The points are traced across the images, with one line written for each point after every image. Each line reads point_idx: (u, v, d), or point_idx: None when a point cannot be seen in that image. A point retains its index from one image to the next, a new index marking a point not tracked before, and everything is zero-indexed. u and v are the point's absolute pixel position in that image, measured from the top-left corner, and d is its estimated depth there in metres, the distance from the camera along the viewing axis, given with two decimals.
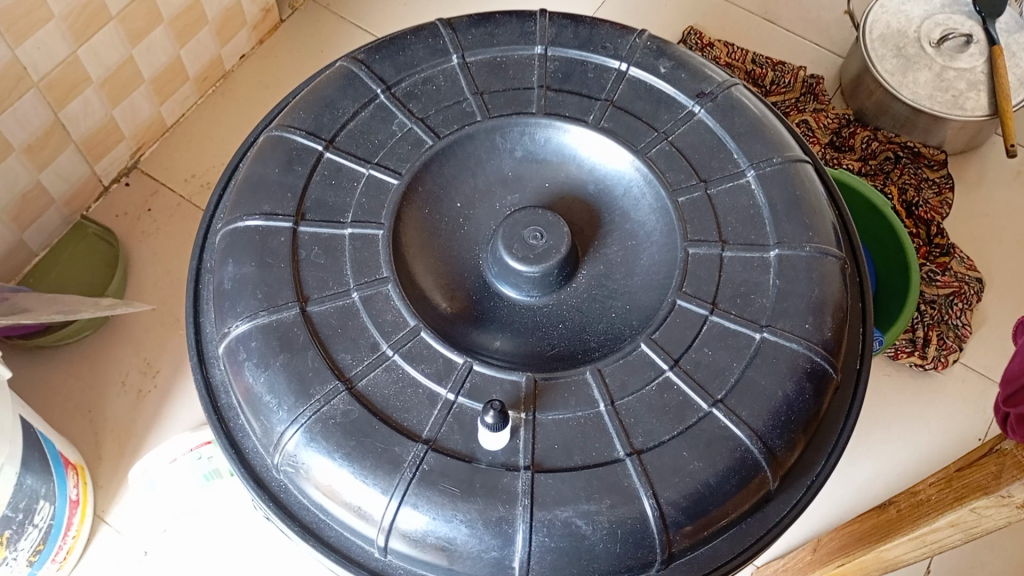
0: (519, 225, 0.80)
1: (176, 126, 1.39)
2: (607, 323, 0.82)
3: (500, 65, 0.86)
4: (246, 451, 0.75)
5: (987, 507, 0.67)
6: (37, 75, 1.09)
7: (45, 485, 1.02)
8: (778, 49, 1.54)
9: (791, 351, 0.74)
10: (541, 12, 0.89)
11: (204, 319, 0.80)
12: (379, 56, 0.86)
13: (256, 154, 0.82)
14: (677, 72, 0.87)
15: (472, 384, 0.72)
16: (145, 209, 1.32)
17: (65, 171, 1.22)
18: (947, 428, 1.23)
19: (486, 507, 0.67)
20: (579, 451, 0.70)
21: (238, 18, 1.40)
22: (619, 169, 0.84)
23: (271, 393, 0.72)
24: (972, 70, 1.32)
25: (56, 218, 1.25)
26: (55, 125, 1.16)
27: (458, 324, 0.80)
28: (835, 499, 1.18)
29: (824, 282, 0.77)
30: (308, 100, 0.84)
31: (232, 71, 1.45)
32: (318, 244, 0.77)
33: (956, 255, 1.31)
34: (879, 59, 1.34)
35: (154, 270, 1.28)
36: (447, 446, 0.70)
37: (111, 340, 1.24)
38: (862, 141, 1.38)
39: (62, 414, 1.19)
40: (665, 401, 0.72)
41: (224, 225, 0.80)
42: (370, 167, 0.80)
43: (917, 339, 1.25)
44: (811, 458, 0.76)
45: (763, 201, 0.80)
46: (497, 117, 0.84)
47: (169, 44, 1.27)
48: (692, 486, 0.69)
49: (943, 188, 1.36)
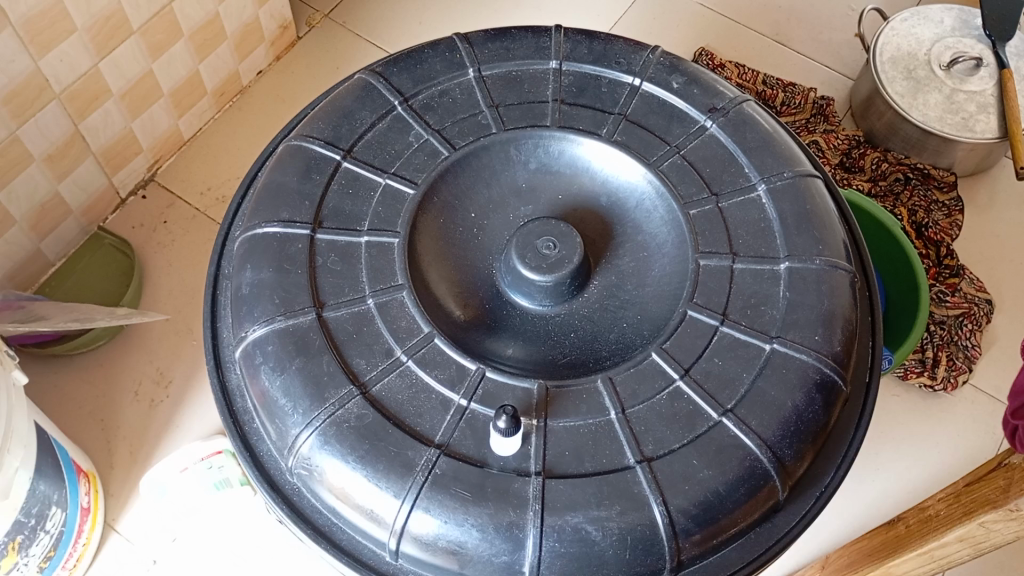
0: (533, 235, 0.81)
1: (193, 139, 1.41)
2: (619, 333, 0.83)
3: (515, 79, 0.88)
4: (261, 454, 0.76)
5: (995, 521, 0.67)
6: (59, 87, 1.11)
7: (58, 491, 1.03)
8: (789, 70, 1.55)
9: (801, 362, 0.75)
10: (556, 28, 0.91)
11: (221, 325, 0.81)
12: (397, 69, 0.88)
13: (275, 163, 0.84)
14: (690, 88, 0.88)
15: (485, 390, 0.73)
16: (161, 220, 1.34)
17: (84, 182, 1.24)
18: (956, 448, 1.23)
19: (497, 512, 0.68)
20: (590, 458, 0.70)
21: (257, 35, 1.42)
22: (632, 181, 0.86)
23: (287, 396, 0.73)
24: (982, 93, 1.33)
25: (73, 228, 1.27)
26: (75, 135, 1.18)
27: (471, 331, 0.81)
28: (844, 517, 1.18)
29: (834, 294, 0.78)
30: (327, 111, 0.86)
31: (249, 86, 1.47)
32: (334, 251, 0.78)
33: (966, 276, 1.31)
34: (889, 81, 1.36)
35: (169, 280, 1.30)
36: (459, 450, 0.71)
37: (125, 349, 1.25)
38: (872, 162, 1.39)
39: (75, 421, 1.20)
40: (676, 410, 0.73)
41: (243, 232, 0.81)
42: (386, 177, 0.82)
43: (927, 359, 1.25)
44: (820, 469, 0.76)
45: (774, 214, 0.81)
46: (512, 130, 0.85)
47: (188, 58, 1.30)
48: (702, 494, 0.70)
49: (953, 210, 1.36)
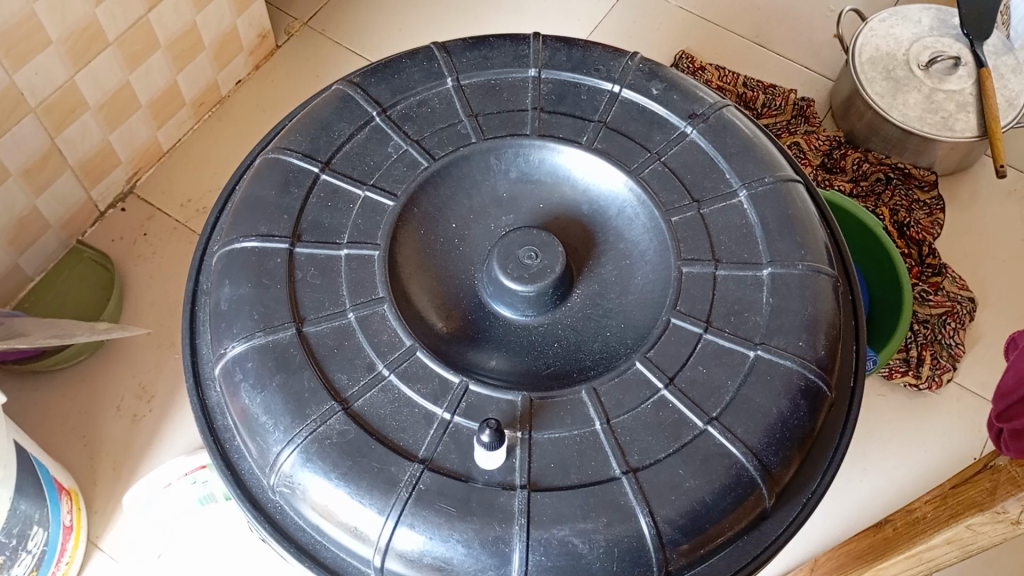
0: (515, 245, 0.80)
1: (173, 150, 1.40)
2: (602, 342, 0.82)
3: (494, 88, 0.87)
4: (243, 473, 0.75)
5: (982, 524, 0.67)
6: (35, 100, 1.10)
7: (40, 510, 1.01)
8: (770, 72, 1.56)
9: (785, 368, 0.75)
10: (534, 36, 0.90)
11: (200, 340, 0.80)
12: (375, 79, 0.87)
13: (253, 176, 0.83)
14: (669, 94, 0.88)
15: (468, 403, 0.72)
16: (141, 233, 1.33)
17: (62, 195, 1.23)
18: (943, 447, 1.23)
19: (483, 527, 0.67)
20: (576, 469, 0.70)
21: (235, 44, 1.41)
22: (613, 189, 0.85)
23: (268, 413, 0.72)
24: (961, 92, 1.33)
25: (52, 242, 1.26)
26: (53, 149, 1.16)
27: (454, 344, 0.80)
28: (833, 519, 1.18)
29: (817, 299, 0.78)
30: (305, 123, 0.85)
31: (228, 96, 1.46)
32: (314, 265, 0.77)
33: (948, 275, 1.32)
34: (869, 81, 1.36)
35: (150, 293, 1.28)
36: (443, 465, 0.70)
37: (107, 364, 1.23)
38: (853, 163, 1.39)
39: (58, 436, 1.19)
40: (660, 419, 0.72)
41: (221, 247, 0.80)
42: (366, 189, 0.81)
43: (911, 359, 1.26)
44: (807, 475, 0.76)
45: (756, 220, 0.81)
46: (491, 139, 0.84)
47: (166, 68, 1.29)
48: (689, 505, 0.69)
49: (935, 209, 1.37)
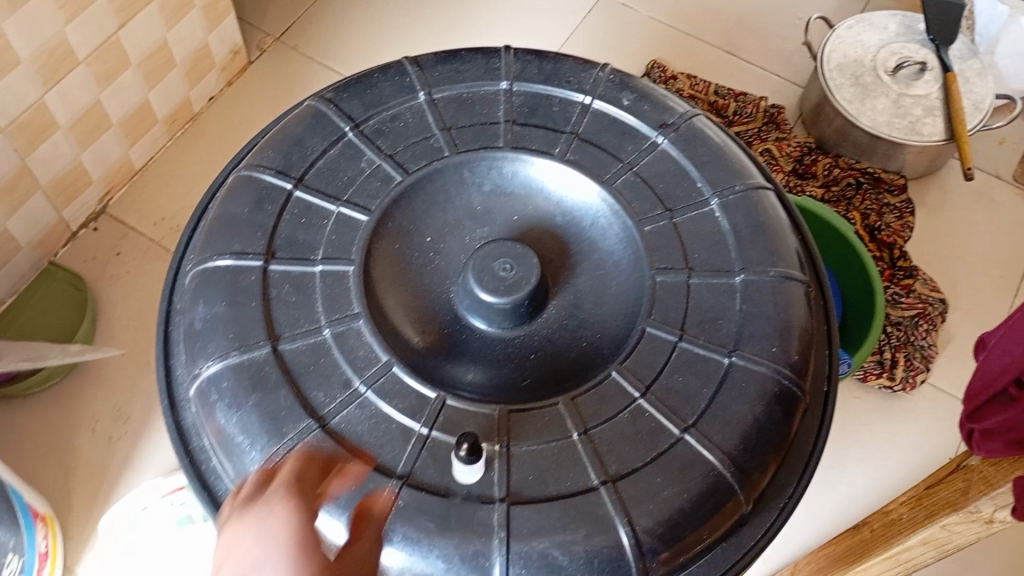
0: (490, 257, 0.81)
1: (146, 168, 1.39)
2: (578, 352, 0.82)
3: (466, 101, 0.87)
4: (219, 494, 0.75)
5: (957, 523, 0.68)
6: (5, 120, 1.09)
7: (14, 537, 0.99)
8: (740, 79, 1.57)
9: (760, 375, 0.75)
10: (505, 49, 0.91)
11: (174, 361, 0.80)
12: (347, 95, 0.87)
13: (226, 194, 0.83)
14: (640, 104, 0.88)
15: (446, 418, 0.72)
16: (114, 252, 1.31)
17: (34, 216, 1.22)
18: (919, 448, 1.25)
19: (463, 541, 0.67)
20: (554, 481, 0.70)
21: (207, 61, 1.41)
22: (587, 200, 0.86)
23: (244, 433, 0.71)
24: (928, 96, 1.35)
25: (23, 263, 1.24)
26: (24, 169, 1.15)
27: (430, 358, 0.80)
28: (813, 522, 1.19)
29: (790, 305, 0.79)
30: (278, 139, 0.85)
31: (200, 113, 1.45)
32: (288, 281, 0.77)
33: (919, 277, 1.33)
34: (838, 87, 1.37)
35: (125, 313, 1.27)
36: (422, 480, 0.70)
37: (82, 386, 1.22)
38: (824, 168, 1.41)
39: (33, 461, 1.17)
40: (638, 428, 0.72)
41: (194, 266, 0.80)
42: (339, 205, 0.81)
43: (885, 360, 1.26)
44: (783, 480, 0.77)
45: (728, 227, 0.82)
46: (464, 152, 0.85)
47: (138, 86, 1.28)
48: (668, 513, 0.70)
49: (905, 212, 1.39)
